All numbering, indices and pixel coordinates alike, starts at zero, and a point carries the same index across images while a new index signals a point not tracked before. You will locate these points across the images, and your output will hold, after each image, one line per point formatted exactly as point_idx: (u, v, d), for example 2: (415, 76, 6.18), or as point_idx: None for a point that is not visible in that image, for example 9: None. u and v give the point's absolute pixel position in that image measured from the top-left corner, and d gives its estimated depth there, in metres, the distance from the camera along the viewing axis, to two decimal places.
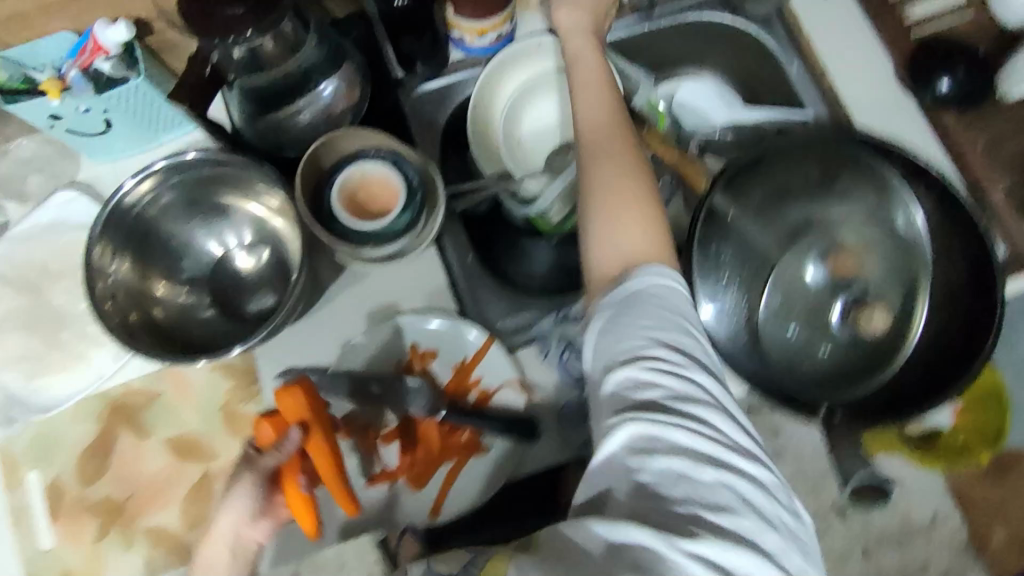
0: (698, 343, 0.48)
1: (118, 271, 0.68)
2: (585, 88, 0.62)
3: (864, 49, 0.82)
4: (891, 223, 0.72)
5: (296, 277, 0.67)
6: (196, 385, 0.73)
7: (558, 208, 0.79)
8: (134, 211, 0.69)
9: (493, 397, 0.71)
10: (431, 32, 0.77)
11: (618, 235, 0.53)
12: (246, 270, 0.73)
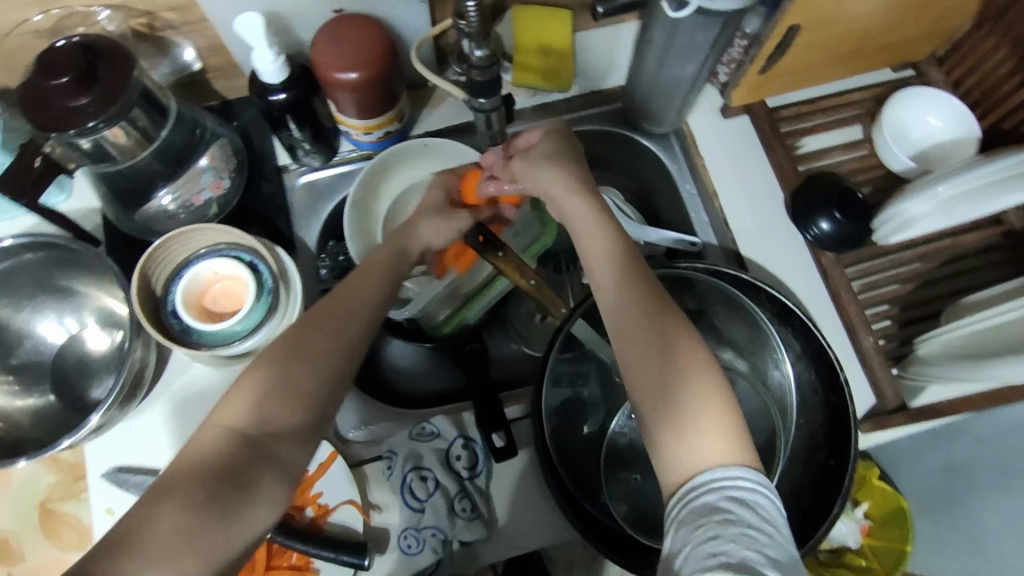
0: (771, 524, 0.43)
1: None
2: (599, 261, 0.56)
3: (755, 177, 0.82)
4: (765, 374, 0.72)
5: (128, 372, 0.64)
6: (17, 477, 0.68)
7: (436, 308, 0.76)
8: None
9: (330, 514, 0.67)
10: (315, 126, 0.74)
11: (693, 450, 0.46)
12: (96, 353, 0.70)
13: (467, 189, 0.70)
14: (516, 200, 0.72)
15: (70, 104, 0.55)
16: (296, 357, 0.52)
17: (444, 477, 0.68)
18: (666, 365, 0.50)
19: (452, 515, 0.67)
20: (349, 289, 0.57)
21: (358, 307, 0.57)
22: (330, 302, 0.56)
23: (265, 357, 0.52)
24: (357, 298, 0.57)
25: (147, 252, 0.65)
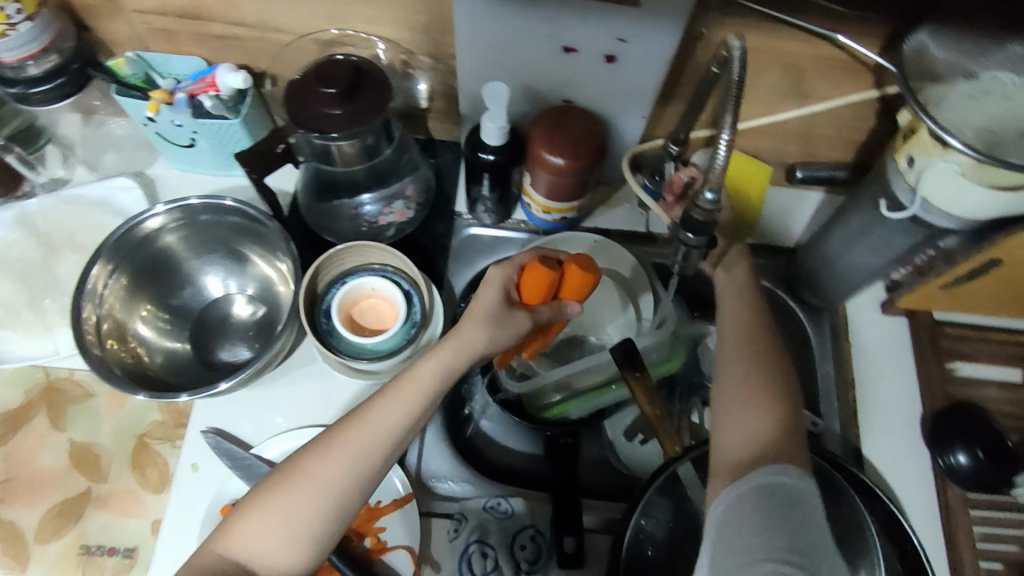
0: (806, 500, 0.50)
1: (112, 286, 0.70)
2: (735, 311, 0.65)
3: (899, 381, 0.79)
4: None
5: (272, 352, 0.68)
6: (130, 402, 0.72)
7: (547, 394, 0.77)
8: (152, 235, 0.72)
9: (386, 552, 0.67)
10: (503, 190, 0.78)
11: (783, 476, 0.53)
12: (239, 317, 0.74)
13: (531, 290, 0.62)
14: (579, 292, 0.64)
15: (323, 110, 0.62)
16: (298, 492, 0.52)
17: (505, 561, 0.67)
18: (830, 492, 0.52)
19: None
20: (366, 420, 0.55)
21: (376, 441, 0.54)
22: (344, 437, 0.54)
23: (269, 486, 0.53)
24: (378, 428, 0.55)
25: (326, 253, 0.69)
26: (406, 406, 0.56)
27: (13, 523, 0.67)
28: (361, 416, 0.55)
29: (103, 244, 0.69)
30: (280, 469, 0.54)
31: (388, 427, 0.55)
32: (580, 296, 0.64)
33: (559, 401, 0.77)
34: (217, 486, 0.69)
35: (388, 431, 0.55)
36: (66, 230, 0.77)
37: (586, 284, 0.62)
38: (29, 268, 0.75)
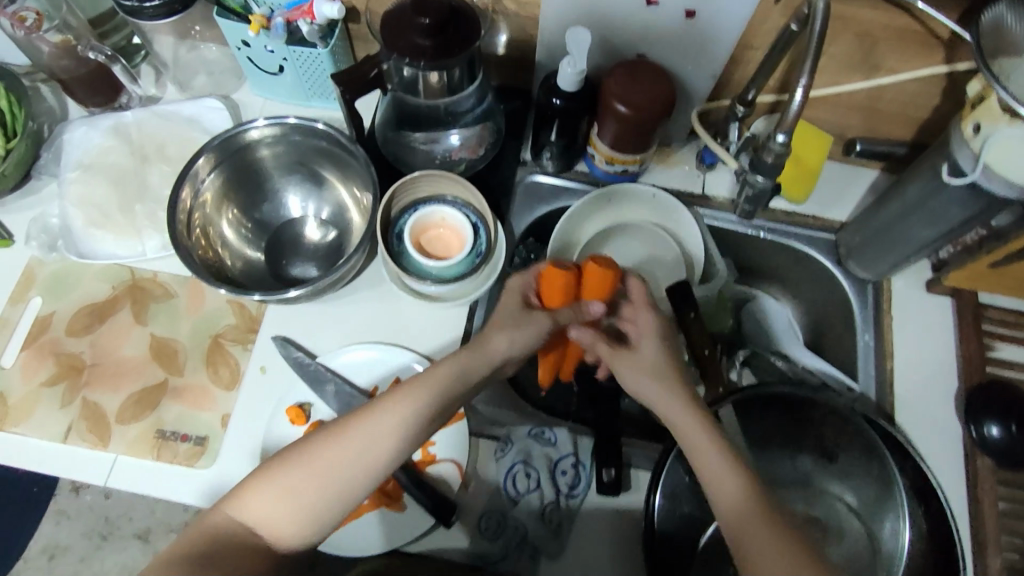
0: None
1: (206, 185, 0.74)
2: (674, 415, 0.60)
3: (937, 356, 0.81)
4: (876, 526, 0.70)
5: (342, 267, 0.71)
6: (207, 305, 0.77)
7: None
8: (247, 145, 0.76)
9: (434, 464, 0.71)
10: (570, 138, 0.81)
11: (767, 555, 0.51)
12: (311, 239, 0.79)
13: (549, 292, 0.67)
14: (601, 292, 0.66)
15: (412, 39, 0.65)
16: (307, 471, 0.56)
17: (548, 484, 0.71)
18: (784, 544, 0.52)
19: (541, 521, 0.69)
20: (377, 416, 0.58)
21: (384, 440, 0.58)
22: (351, 431, 0.57)
23: (284, 460, 0.57)
24: (380, 428, 0.58)
25: (403, 178, 0.72)
26: (410, 410, 0.59)
27: (95, 403, 0.72)
28: (366, 416, 0.58)
29: (208, 143, 0.73)
30: (292, 448, 0.58)
31: (394, 427, 0.58)
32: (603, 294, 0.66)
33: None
34: (283, 388, 0.73)
35: (391, 431, 0.58)
36: (156, 142, 0.82)
37: (607, 283, 0.66)
38: (121, 175, 0.81)
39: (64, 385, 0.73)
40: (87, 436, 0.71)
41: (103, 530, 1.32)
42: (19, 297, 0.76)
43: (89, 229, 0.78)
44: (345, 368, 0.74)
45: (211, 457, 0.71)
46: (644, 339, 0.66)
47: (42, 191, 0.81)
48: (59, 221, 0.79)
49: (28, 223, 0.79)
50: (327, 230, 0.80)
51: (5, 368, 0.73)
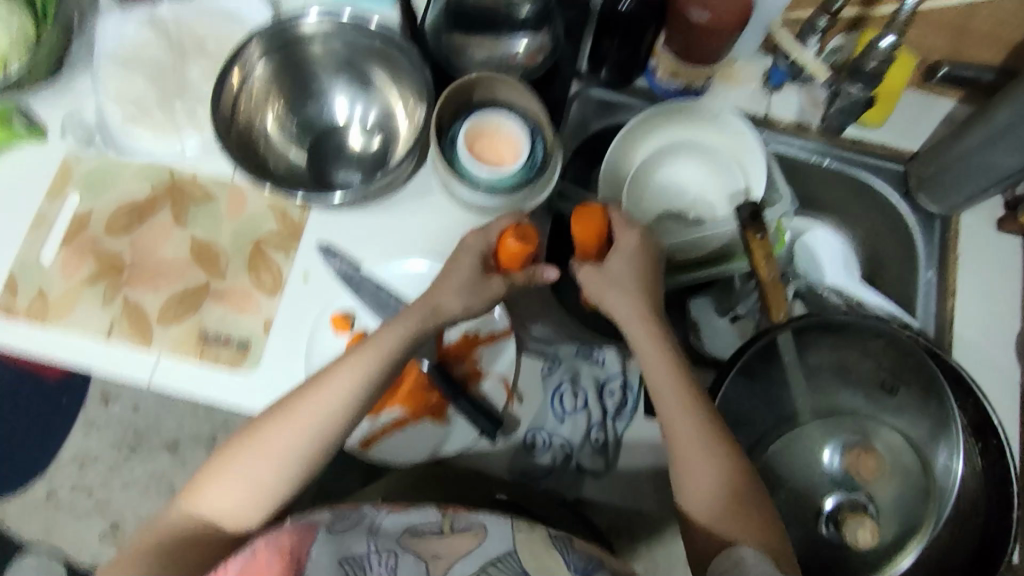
0: None
1: (257, 74, 0.72)
2: (651, 370, 0.63)
3: (1004, 296, 0.78)
4: (929, 456, 0.67)
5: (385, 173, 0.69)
6: (249, 210, 0.74)
7: None
8: (299, 37, 0.72)
9: (479, 380, 0.70)
10: (633, 49, 0.76)
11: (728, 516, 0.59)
12: (353, 148, 0.75)
13: (505, 255, 0.63)
14: (590, 238, 0.64)
15: None
16: (261, 453, 0.60)
17: (595, 404, 0.70)
18: (740, 505, 0.59)
19: (586, 441, 0.69)
20: (320, 398, 0.61)
21: (326, 421, 0.60)
22: (289, 420, 0.60)
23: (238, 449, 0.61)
24: (326, 400, 0.60)
25: (459, 80, 0.69)
26: (339, 394, 0.60)
27: (137, 304, 0.71)
28: (314, 395, 0.61)
29: (262, 29, 0.70)
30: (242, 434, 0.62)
31: (327, 411, 0.60)
32: (591, 239, 0.64)
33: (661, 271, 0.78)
34: (327, 296, 0.72)
35: (330, 413, 0.60)
36: (194, 36, 0.78)
37: (596, 233, 0.64)
38: (158, 69, 0.77)
39: (105, 285, 0.71)
40: (129, 336, 0.70)
41: (134, 440, 1.33)
42: (57, 193, 0.74)
43: (127, 125, 0.75)
44: (391, 280, 0.72)
45: (254, 362, 0.69)
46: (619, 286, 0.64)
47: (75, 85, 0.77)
48: (94, 117, 0.76)
49: (62, 118, 0.76)
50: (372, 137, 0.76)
51: (44, 265, 0.72)
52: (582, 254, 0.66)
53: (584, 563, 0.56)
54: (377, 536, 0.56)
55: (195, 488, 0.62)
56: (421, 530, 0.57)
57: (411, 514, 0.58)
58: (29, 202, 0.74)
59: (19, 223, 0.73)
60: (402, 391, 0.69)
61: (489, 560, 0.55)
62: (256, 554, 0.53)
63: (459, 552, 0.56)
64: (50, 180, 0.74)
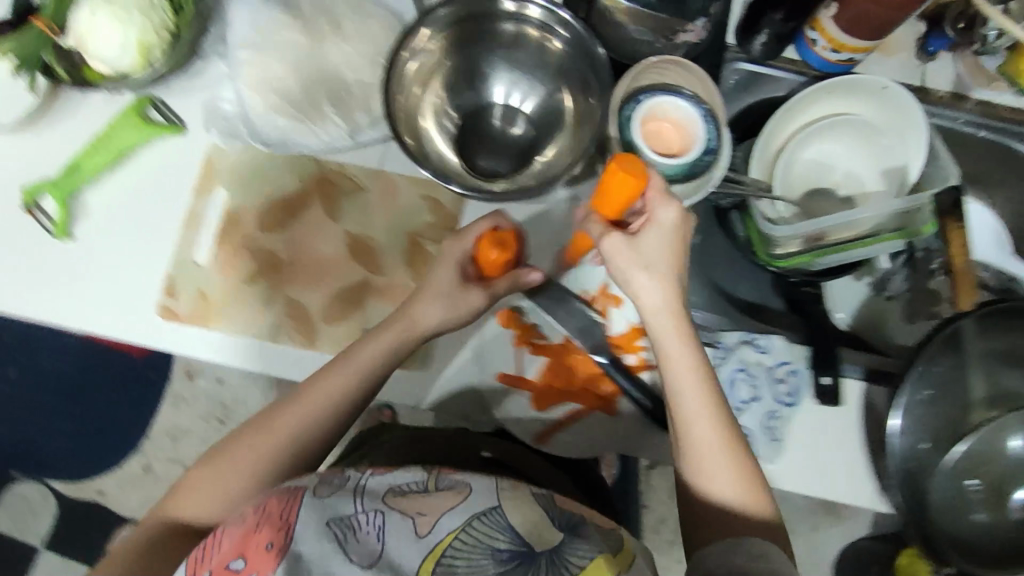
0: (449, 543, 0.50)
1: (424, 54, 0.70)
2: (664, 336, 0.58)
3: None
4: None
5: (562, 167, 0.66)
6: (402, 202, 0.73)
7: (790, 242, 0.70)
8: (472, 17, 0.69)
9: (649, 371, 0.69)
10: (797, 22, 0.73)
11: (726, 492, 0.58)
12: (499, 130, 0.73)
13: (489, 266, 0.63)
14: (625, 201, 0.56)
15: None
16: (251, 456, 0.59)
17: (768, 392, 0.70)
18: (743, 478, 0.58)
19: (761, 428, 0.68)
20: (315, 400, 0.61)
21: (289, 437, 0.60)
22: (274, 428, 0.60)
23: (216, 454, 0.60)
24: (309, 402, 0.61)
25: (643, 62, 0.68)
26: (317, 411, 0.61)
27: (299, 302, 0.70)
28: (301, 397, 0.61)
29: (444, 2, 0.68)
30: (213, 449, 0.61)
31: (317, 408, 0.61)
32: (625, 203, 0.56)
33: (801, 252, 0.70)
34: None
35: (296, 433, 0.60)
36: (331, 17, 0.74)
37: (632, 191, 0.55)
38: (298, 55, 0.73)
39: (265, 284, 0.70)
40: (295, 336, 0.69)
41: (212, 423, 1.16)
42: (204, 189, 0.72)
43: (270, 116, 0.73)
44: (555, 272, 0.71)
45: (423, 361, 0.69)
46: (643, 274, 0.57)
47: (209, 72, 0.74)
48: (235, 107, 0.74)
49: (201, 110, 0.74)
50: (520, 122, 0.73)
51: (200, 265, 0.71)
52: (610, 213, 0.58)
53: (563, 516, 0.54)
54: (363, 496, 0.53)
55: (171, 493, 0.60)
56: (407, 488, 0.54)
57: (394, 475, 0.56)
58: (178, 198, 0.72)
59: (169, 221, 0.71)
60: (574, 384, 0.70)
61: (473, 514, 0.52)
62: (241, 515, 0.52)
63: (444, 507, 0.52)
64: (195, 176, 0.72)
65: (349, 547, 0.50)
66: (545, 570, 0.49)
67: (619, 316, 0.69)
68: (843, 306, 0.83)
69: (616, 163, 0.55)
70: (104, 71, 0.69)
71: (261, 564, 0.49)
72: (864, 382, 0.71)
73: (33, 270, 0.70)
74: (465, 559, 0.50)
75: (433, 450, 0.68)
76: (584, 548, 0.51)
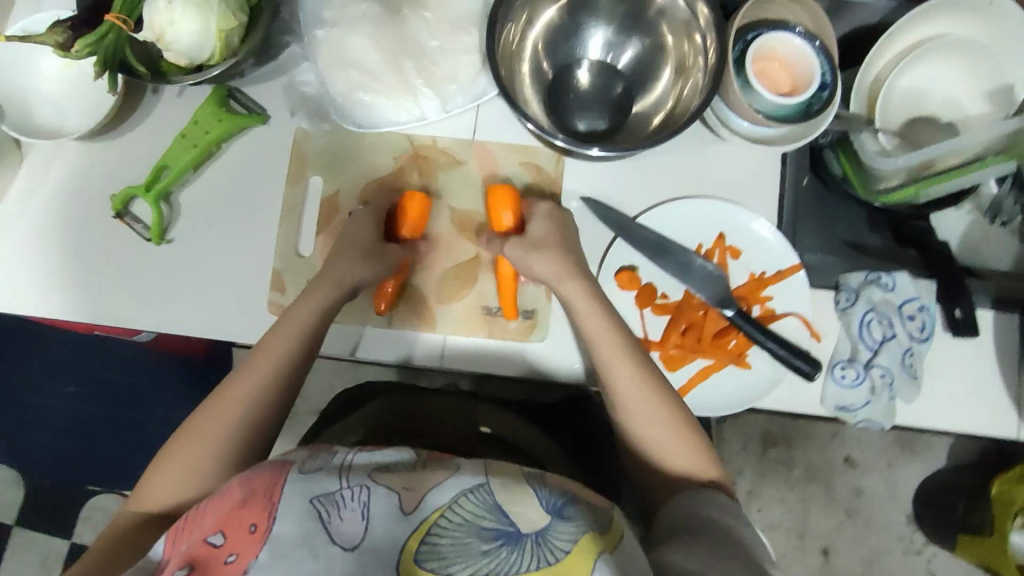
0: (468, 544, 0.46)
1: (518, 14, 0.67)
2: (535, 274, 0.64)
3: None
4: None
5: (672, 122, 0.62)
6: (503, 172, 0.71)
7: (897, 176, 0.69)
8: None
9: (776, 319, 0.68)
10: None
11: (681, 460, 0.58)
12: (579, 84, 0.70)
13: (415, 217, 0.68)
14: (509, 205, 0.67)
15: None
16: (200, 443, 0.57)
17: (901, 329, 0.68)
18: (684, 440, 0.59)
19: (902, 366, 0.67)
20: (252, 376, 0.60)
21: (242, 404, 0.59)
22: (217, 409, 0.59)
23: (183, 432, 0.58)
24: (243, 392, 0.60)
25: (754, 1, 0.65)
26: (263, 386, 0.60)
27: (411, 284, 0.69)
28: (235, 377, 0.60)
29: None
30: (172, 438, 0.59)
31: (261, 388, 0.60)
32: (512, 207, 0.67)
33: (906, 184, 0.68)
34: (603, 251, 0.69)
35: (252, 411, 0.60)
36: None
37: (506, 209, 0.67)
38: (378, 27, 0.70)
39: None
40: (413, 318, 0.69)
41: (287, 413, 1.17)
42: (298, 178, 0.71)
43: (355, 95, 0.70)
44: (668, 227, 0.69)
45: (546, 330, 0.68)
46: (571, 281, 0.63)
47: (284, 56, 0.72)
48: (316, 90, 0.71)
49: (281, 96, 0.71)
50: (611, 78, 0.70)
51: (306, 257, 0.70)
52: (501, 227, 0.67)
53: (557, 496, 0.50)
54: (349, 473, 0.50)
55: (142, 481, 0.58)
56: (393, 464, 0.52)
57: (383, 452, 0.53)
58: (271, 190, 0.71)
59: (268, 214, 0.70)
60: (703, 342, 0.67)
61: (462, 491, 0.49)
62: (231, 491, 0.51)
63: (434, 484, 0.50)
64: (287, 165, 0.71)
65: (330, 521, 0.47)
66: (530, 552, 0.46)
67: (737, 268, 0.69)
68: (948, 236, 0.81)
69: (495, 190, 0.68)
70: (185, 65, 0.66)
71: (243, 546, 0.46)
72: (995, 311, 0.69)
73: (140, 276, 0.70)
74: (451, 537, 0.47)
75: (433, 429, 0.72)
76: (568, 530, 0.48)
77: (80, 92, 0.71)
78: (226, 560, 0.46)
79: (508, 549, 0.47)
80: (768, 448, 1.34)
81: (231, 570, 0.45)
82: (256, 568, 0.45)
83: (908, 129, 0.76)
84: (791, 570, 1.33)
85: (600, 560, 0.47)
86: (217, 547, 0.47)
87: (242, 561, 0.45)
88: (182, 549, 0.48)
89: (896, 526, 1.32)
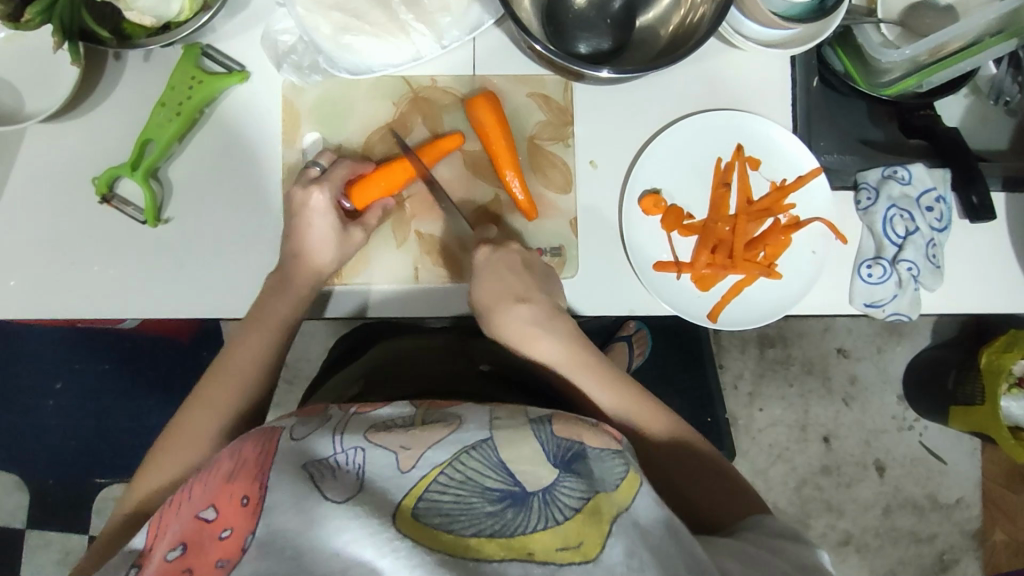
0: (470, 503, 0.43)
1: None
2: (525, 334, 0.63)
3: None
4: None
5: (688, 47, 0.59)
6: (510, 107, 0.68)
7: (898, 71, 0.70)
8: None
9: (801, 226, 0.68)
10: None
11: (723, 506, 0.58)
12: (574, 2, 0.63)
13: (375, 181, 0.64)
14: (491, 112, 0.65)
15: None
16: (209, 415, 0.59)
17: (922, 222, 0.68)
18: (716, 484, 0.60)
19: (926, 259, 0.68)
20: (247, 342, 0.63)
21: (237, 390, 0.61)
22: (224, 373, 0.61)
23: (187, 407, 0.60)
24: (240, 363, 0.62)
25: None
26: (262, 348, 0.63)
27: (430, 235, 0.67)
28: (231, 348, 0.63)
29: None
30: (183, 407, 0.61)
31: (256, 359, 0.63)
32: (496, 117, 0.65)
33: (910, 74, 0.69)
34: (621, 178, 0.68)
35: (256, 375, 0.62)
36: None
37: (496, 112, 0.65)
38: None
39: (390, 223, 0.67)
40: (438, 271, 0.66)
41: (289, 376, 1.13)
42: (292, 138, 0.67)
43: (342, 39, 0.65)
44: (681, 146, 0.68)
45: (574, 267, 0.67)
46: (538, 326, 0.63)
47: (254, 3, 0.66)
48: (296, 36, 0.65)
49: (260, 48, 0.66)
50: None
51: None
52: (491, 144, 0.65)
53: (562, 452, 0.49)
54: (343, 437, 0.49)
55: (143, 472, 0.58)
56: (391, 424, 0.51)
57: (381, 413, 0.53)
58: (266, 153, 0.67)
59: (266, 179, 0.66)
60: (734, 256, 0.67)
61: (463, 449, 0.47)
62: (218, 466, 0.49)
63: (432, 440, 0.48)
64: (279, 126, 0.67)
65: (321, 483, 0.44)
66: (536, 512, 0.43)
67: (758, 178, 0.68)
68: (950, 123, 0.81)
69: (479, 106, 0.65)
70: (151, 25, 0.59)
71: (237, 520, 0.43)
72: (1005, 194, 0.70)
73: (138, 258, 0.65)
74: (454, 494, 0.44)
75: (431, 370, 0.72)
76: (576, 487, 0.46)
77: (34, 65, 0.63)
78: (220, 537, 0.43)
79: (515, 509, 0.43)
80: (766, 349, 1.38)
81: (228, 546, 0.42)
82: (253, 544, 0.41)
83: (908, 14, 0.71)
84: (797, 461, 1.38)
85: (612, 525, 0.45)
86: (209, 523, 0.44)
87: (237, 537, 0.42)
88: (175, 529, 0.45)
89: (890, 407, 1.38)
